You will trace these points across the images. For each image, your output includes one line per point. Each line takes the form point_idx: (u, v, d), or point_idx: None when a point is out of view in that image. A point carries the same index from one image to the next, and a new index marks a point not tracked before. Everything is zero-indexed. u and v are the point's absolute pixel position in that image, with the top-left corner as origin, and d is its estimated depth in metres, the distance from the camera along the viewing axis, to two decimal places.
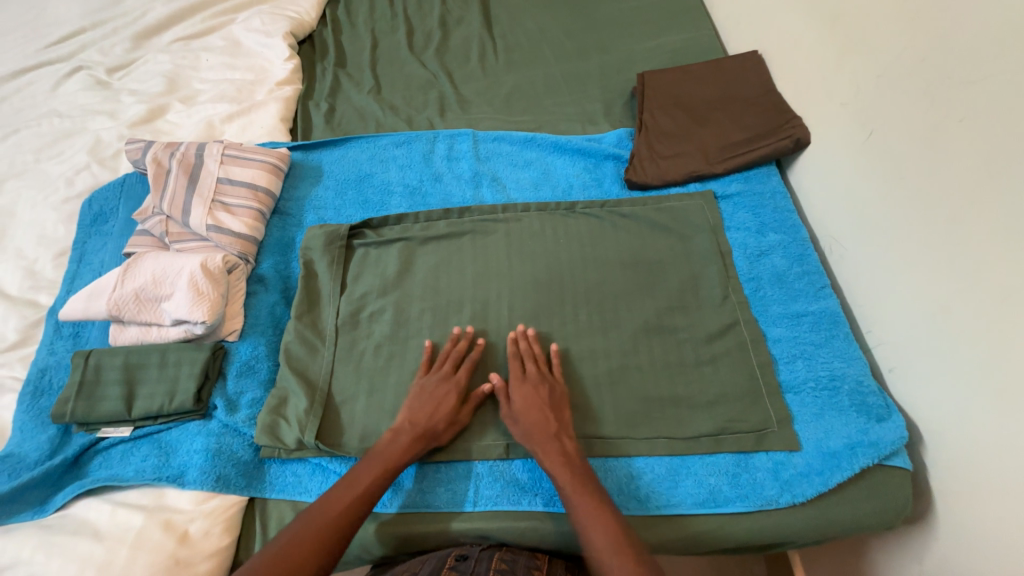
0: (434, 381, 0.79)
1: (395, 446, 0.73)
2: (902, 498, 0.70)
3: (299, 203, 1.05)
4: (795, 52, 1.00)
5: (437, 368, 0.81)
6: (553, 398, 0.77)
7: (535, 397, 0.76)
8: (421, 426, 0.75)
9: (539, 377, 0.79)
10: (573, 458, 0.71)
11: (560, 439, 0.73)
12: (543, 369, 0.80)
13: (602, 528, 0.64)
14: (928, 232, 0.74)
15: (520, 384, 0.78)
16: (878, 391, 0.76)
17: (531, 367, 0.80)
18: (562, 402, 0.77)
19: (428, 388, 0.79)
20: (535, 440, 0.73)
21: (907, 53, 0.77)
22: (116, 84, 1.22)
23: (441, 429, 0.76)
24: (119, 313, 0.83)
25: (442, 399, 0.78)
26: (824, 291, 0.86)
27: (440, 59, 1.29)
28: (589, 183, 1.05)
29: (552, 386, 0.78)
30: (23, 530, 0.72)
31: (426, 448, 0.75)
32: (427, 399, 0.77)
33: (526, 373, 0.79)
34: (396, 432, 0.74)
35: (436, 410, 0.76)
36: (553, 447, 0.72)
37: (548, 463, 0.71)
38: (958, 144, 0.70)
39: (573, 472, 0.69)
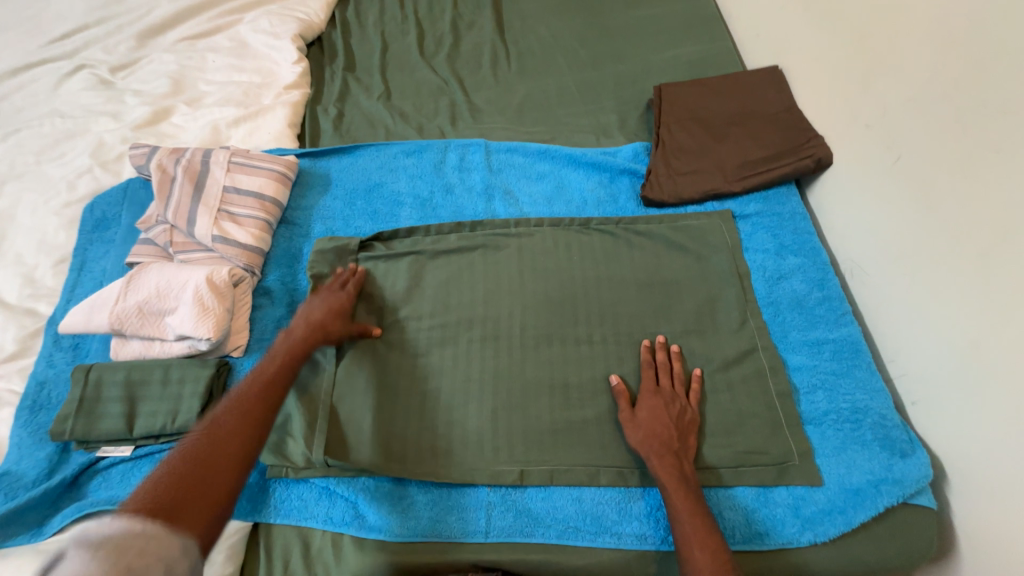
0: (321, 293, 0.85)
1: (291, 342, 0.77)
2: (925, 539, 0.68)
3: (307, 213, 1.02)
4: (818, 70, 0.98)
5: (324, 287, 0.87)
6: (681, 419, 0.75)
7: (662, 412, 0.75)
8: (315, 321, 0.80)
9: (669, 393, 0.77)
10: (691, 484, 0.69)
11: (679, 460, 0.71)
12: (676, 385, 0.78)
13: (707, 553, 0.62)
14: (956, 265, 0.72)
15: (654, 395, 0.76)
16: (900, 425, 0.74)
17: (666, 383, 0.78)
18: (688, 428, 0.75)
19: (314, 298, 0.84)
20: (656, 454, 0.71)
21: (940, 78, 0.75)
22: (119, 84, 1.19)
23: (335, 324, 0.81)
24: (122, 327, 0.81)
25: (331, 304, 0.83)
26: (845, 318, 0.84)
27: (451, 64, 1.26)
28: (604, 199, 1.03)
29: (684, 408, 0.76)
30: (21, 554, 0.70)
31: (323, 341, 0.79)
32: (316, 303, 0.83)
33: (659, 387, 0.78)
34: (291, 329, 0.79)
35: (329, 311, 0.82)
36: (671, 467, 0.70)
37: (664, 479, 0.69)
38: (992, 176, 0.68)
39: (689, 499, 0.67)
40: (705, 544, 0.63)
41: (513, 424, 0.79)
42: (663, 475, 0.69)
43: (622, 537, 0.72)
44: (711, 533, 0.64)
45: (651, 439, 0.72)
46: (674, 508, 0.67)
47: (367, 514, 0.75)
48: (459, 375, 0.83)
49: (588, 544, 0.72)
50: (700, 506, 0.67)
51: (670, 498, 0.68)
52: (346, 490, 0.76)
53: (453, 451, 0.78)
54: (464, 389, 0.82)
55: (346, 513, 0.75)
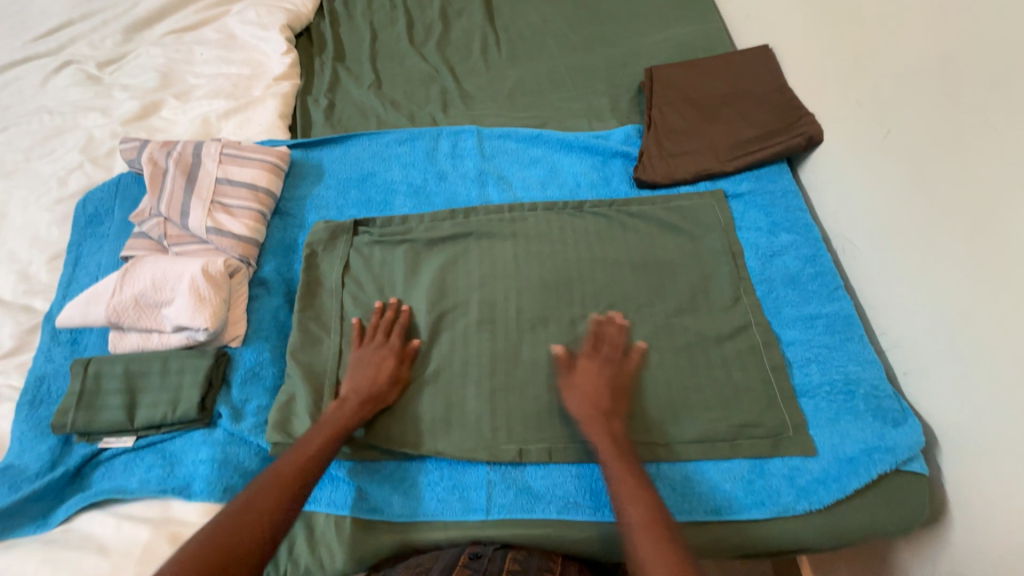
0: (370, 350, 0.81)
1: (339, 416, 0.74)
2: (918, 504, 0.70)
3: (300, 203, 1.02)
4: (807, 47, 0.98)
5: (370, 339, 0.83)
6: (616, 379, 0.77)
7: (600, 375, 0.77)
8: (365, 391, 0.77)
9: (608, 357, 0.79)
10: (620, 443, 0.71)
11: (612, 421, 0.73)
12: (613, 349, 0.80)
13: (640, 505, 0.64)
14: (948, 237, 0.72)
15: (587, 360, 0.78)
16: (892, 395, 0.76)
17: (602, 347, 0.80)
18: (623, 386, 0.77)
19: (364, 357, 0.81)
20: (591, 418, 0.73)
21: (929, 53, 0.75)
22: (107, 79, 1.18)
23: (386, 390, 0.79)
24: (119, 319, 0.81)
25: (381, 364, 0.80)
26: (837, 293, 0.85)
27: (441, 52, 1.25)
28: (597, 182, 1.03)
29: (618, 368, 0.78)
30: (28, 544, 0.71)
31: (374, 410, 0.77)
32: (367, 366, 0.80)
33: (598, 352, 0.79)
34: (342, 401, 0.76)
35: (380, 372, 0.79)
36: (604, 429, 0.72)
37: (597, 442, 0.71)
38: (981, 147, 0.68)
39: (622, 459, 0.69)
40: (638, 500, 0.65)
41: (512, 405, 0.80)
42: (596, 439, 0.71)
43: None
44: (644, 487, 0.66)
45: (586, 403, 0.75)
46: (606, 463, 0.69)
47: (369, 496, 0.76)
48: (457, 359, 0.84)
49: (589, 518, 0.73)
50: (631, 462, 0.69)
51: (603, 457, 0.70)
52: (346, 473, 0.77)
53: (454, 432, 0.79)
54: (462, 373, 0.83)
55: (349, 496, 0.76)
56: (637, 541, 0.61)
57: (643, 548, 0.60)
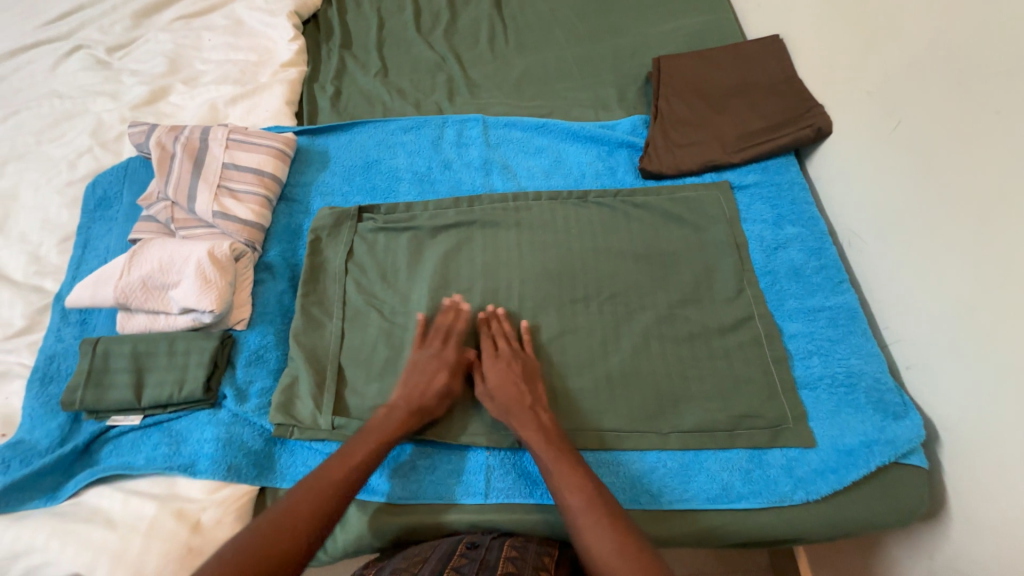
0: (425, 357, 0.79)
1: (383, 426, 0.73)
2: (917, 497, 0.70)
3: (306, 189, 1.03)
4: (818, 37, 0.97)
5: (428, 344, 0.81)
6: (526, 373, 0.78)
7: (509, 371, 0.77)
8: (415, 401, 0.75)
9: (511, 354, 0.79)
10: (554, 434, 0.72)
11: (537, 413, 0.74)
12: (514, 346, 0.81)
13: (580, 491, 0.65)
14: (954, 230, 0.72)
15: (494, 359, 0.78)
16: (894, 388, 0.75)
17: (503, 345, 0.80)
18: (534, 377, 0.78)
19: (419, 364, 0.79)
20: (515, 415, 0.73)
21: (941, 41, 0.74)
22: (116, 64, 1.19)
23: (435, 404, 0.76)
24: (127, 300, 0.82)
25: (434, 375, 0.78)
26: (842, 286, 0.85)
27: (448, 40, 1.25)
28: (602, 172, 1.03)
29: (525, 360, 0.79)
30: (38, 516, 0.73)
31: (420, 423, 0.75)
32: (420, 374, 0.78)
33: (498, 351, 0.80)
34: (391, 408, 0.75)
35: (432, 382, 0.77)
36: (531, 422, 0.72)
37: (528, 436, 0.71)
38: (992, 138, 0.67)
39: (555, 447, 0.70)
40: (577, 486, 0.66)
41: None
42: (526, 434, 0.72)
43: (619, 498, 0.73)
44: (580, 472, 0.67)
45: (502, 401, 0.75)
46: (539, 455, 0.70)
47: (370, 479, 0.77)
48: None
49: None
50: (567, 450, 0.70)
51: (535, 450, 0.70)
52: None
53: (455, 417, 0.79)
54: None
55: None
56: (580, 527, 0.63)
57: (590, 533, 0.62)
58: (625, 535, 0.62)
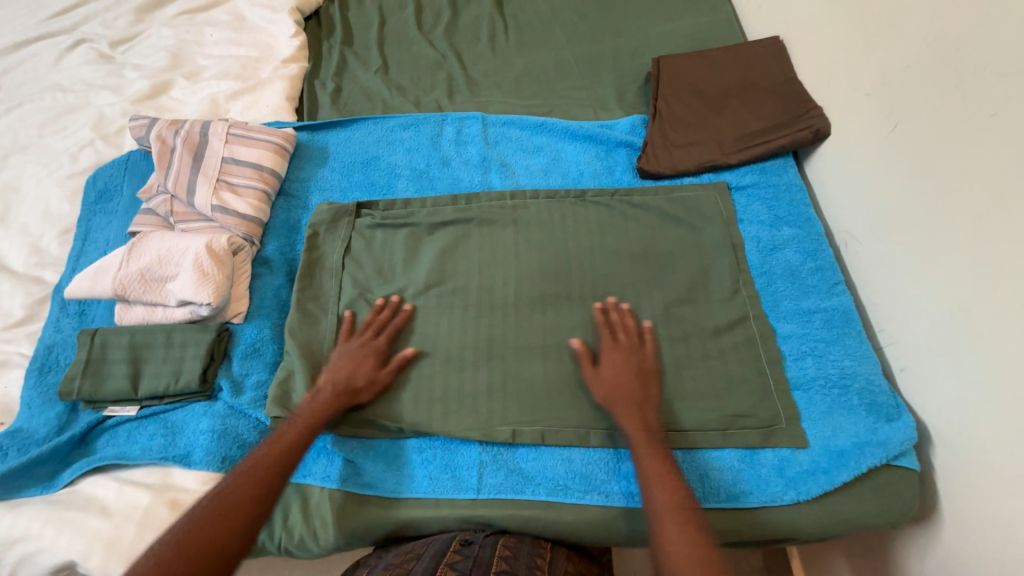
0: (354, 345, 0.81)
1: (312, 409, 0.74)
2: (908, 499, 0.70)
3: (305, 185, 1.03)
4: (818, 38, 0.96)
5: (358, 334, 0.83)
6: (642, 370, 0.77)
7: (624, 364, 0.77)
8: (341, 383, 0.76)
9: (630, 348, 0.79)
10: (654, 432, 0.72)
11: (642, 411, 0.73)
12: (634, 340, 0.80)
13: (666, 489, 0.64)
14: (948, 232, 0.72)
15: (613, 348, 0.79)
16: (887, 390, 0.75)
17: (622, 337, 0.80)
18: (649, 377, 0.77)
19: (347, 351, 0.80)
20: (621, 407, 0.74)
21: (939, 43, 0.74)
22: (119, 58, 1.19)
23: (361, 387, 0.77)
24: (125, 292, 0.83)
25: (361, 361, 0.79)
26: (837, 288, 0.85)
27: (449, 38, 1.25)
28: (600, 171, 1.03)
29: (643, 358, 0.78)
30: (34, 504, 0.73)
31: (346, 405, 0.76)
32: (347, 360, 0.79)
33: (617, 342, 0.80)
34: (316, 392, 0.76)
35: (359, 367, 0.79)
36: (633, 416, 0.73)
37: (629, 429, 0.71)
38: (988, 141, 0.67)
39: (651, 445, 0.70)
40: (666, 484, 0.65)
41: (508, 387, 0.81)
42: (628, 427, 0.72)
43: (610, 495, 0.74)
44: (671, 473, 0.66)
45: (613, 389, 0.75)
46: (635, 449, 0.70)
47: (364, 472, 0.78)
48: (454, 341, 0.85)
49: (576, 501, 0.74)
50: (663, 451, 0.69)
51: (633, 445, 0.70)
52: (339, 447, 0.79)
53: (449, 412, 0.80)
54: (459, 355, 0.83)
55: (343, 471, 0.78)
56: (658, 521, 0.61)
57: (669, 530, 0.60)
58: (705, 541, 0.59)
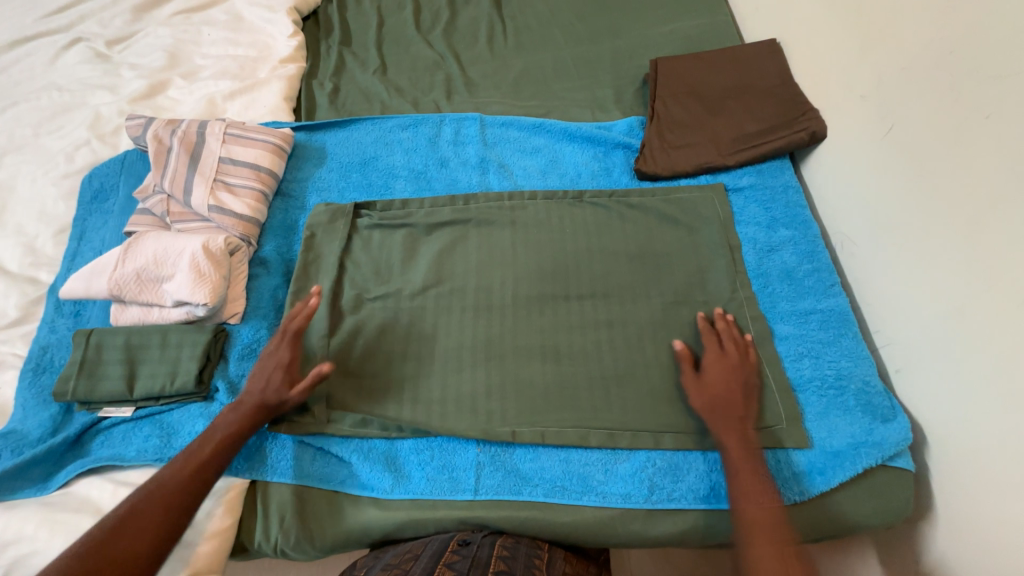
0: (268, 358, 0.77)
1: (230, 423, 0.72)
2: (904, 499, 0.70)
3: (302, 185, 1.03)
4: (815, 41, 0.97)
5: (275, 343, 0.78)
6: (747, 384, 0.75)
7: (730, 376, 0.75)
8: (253, 401, 0.74)
9: (738, 360, 0.76)
10: (756, 451, 0.70)
11: (743, 427, 0.72)
12: (739, 351, 0.77)
13: (760, 509, 0.65)
14: (945, 232, 0.72)
15: (718, 357, 0.76)
16: (883, 391, 0.76)
17: (731, 348, 0.77)
18: (752, 393, 0.75)
19: (261, 365, 0.76)
20: (721, 419, 0.72)
21: (935, 45, 0.74)
22: (115, 58, 1.19)
23: (274, 404, 0.74)
24: (121, 293, 0.82)
25: (271, 377, 0.75)
26: (834, 289, 0.85)
27: (447, 39, 1.25)
28: (598, 172, 1.03)
29: (749, 374, 0.76)
30: (27, 506, 0.73)
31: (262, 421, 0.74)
32: (259, 375, 0.75)
33: (726, 352, 0.77)
34: (233, 407, 0.74)
35: (268, 384, 0.74)
36: (735, 432, 0.71)
37: (728, 444, 0.71)
38: (984, 143, 0.68)
39: (751, 464, 0.69)
40: (762, 505, 0.65)
41: (506, 388, 0.81)
42: (728, 443, 0.71)
43: (608, 496, 0.74)
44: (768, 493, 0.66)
45: (717, 400, 0.73)
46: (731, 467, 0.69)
47: (361, 473, 0.77)
48: (453, 342, 0.85)
49: (574, 502, 0.74)
50: (759, 473, 0.68)
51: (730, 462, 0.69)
52: (336, 448, 0.78)
53: (447, 412, 0.80)
54: (457, 356, 0.83)
55: (340, 471, 0.78)
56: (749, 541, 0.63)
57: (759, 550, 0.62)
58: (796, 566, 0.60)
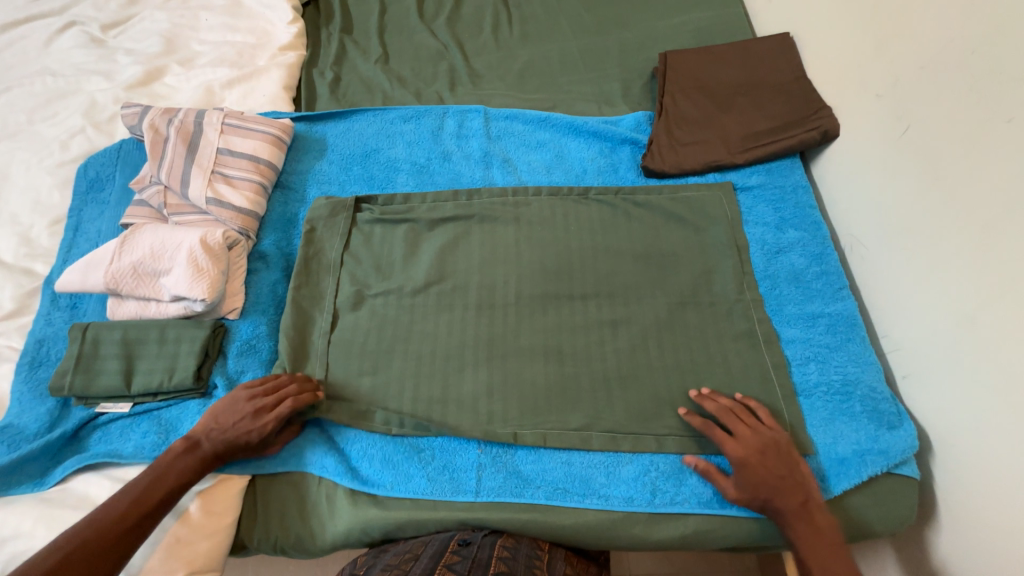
0: (245, 415, 0.71)
1: (187, 468, 0.69)
2: (909, 506, 0.70)
3: (302, 177, 1.01)
4: (830, 37, 0.94)
5: (259, 399, 0.73)
6: (784, 458, 0.68)
7: (759, 457, 0.68)
8: (218, 453, 0.71)
9: (756, 438, 0.69)
10: (825, 532, 0.64)
11: (807, 510, 0.65)
12: (750, 424, 0.71)
13: None
14: (958, 239, 0.70)
15: (736, 445, 0.69)
16: (890, 397, 0.75)
17: (742, 428, 0.70)
18: (795, 465, 0.68)
19: (237, 418, 0.71)
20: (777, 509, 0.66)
21: (955, 44, 0.72)
22: (111, 43, 1.16)
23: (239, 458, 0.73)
24: (117, 286, 0.81)
25: (243, 439, 0.71)
26: (842, 292, 0.84)
27: (451, 28, 1.22)
28: (604, 168, 1.01)
29: (777, 448, 0.69)
30: (23, 502, 0.72)
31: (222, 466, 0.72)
32: (231, 429, 0.71)
33: (739, 433, 0.70)
34: (192, 450, 0.70)
35: (238, 445, 0.71)
36: (800, 516, 0.65)
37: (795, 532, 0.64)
38: (1002, 146, 0.66)
39: (826, 549, 0.63)
40: None
41: (507, 388, 0.80)
42: (792, 532, 0.64)
43: (609, 499, 0.73)
44: None
45: (760, 491, 0.66)
46: (808, 564, 0.62)
47: (361, 466, 0.77)
48: (454, 340, 0.83)
49: (576, 505, 0.73)
50: (838, 558, 0.62)
51: (803, 557, 0.63)
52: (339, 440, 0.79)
53: (448, 412, 0.79)
54: (458, 356, 0.82)
55: (338, 462, 0.76)
56: None
57: None
58: None
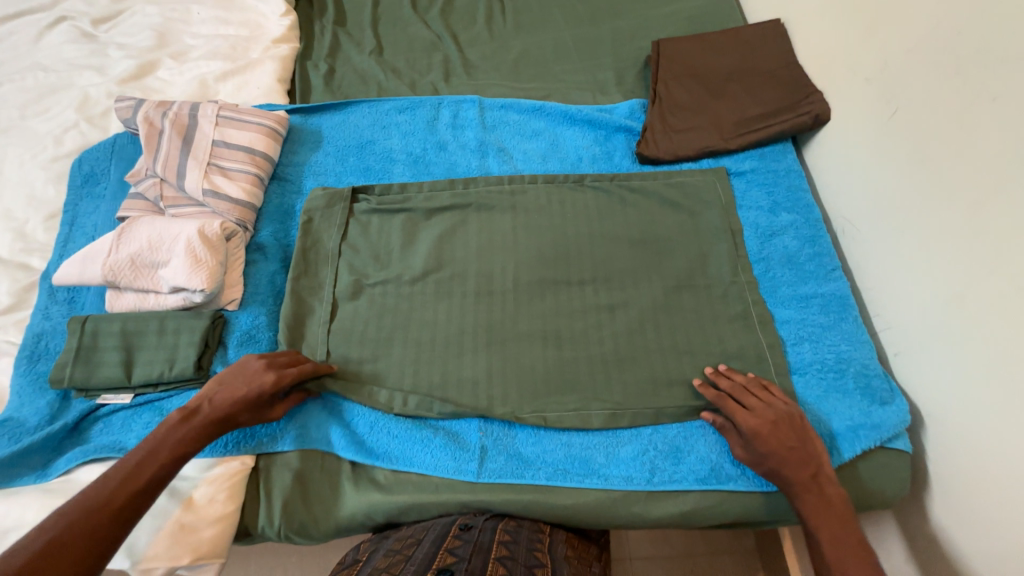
0: (254, 368, 0.72)
1: (178, 439, 0.67)
2: (901, 480, 0.72)
3: (298, 169, 1.01)
4: (820, 22, 0.95)
5: (272, 358, 0.75)
6: (797, 431, 0.68)
7: (772, 431, 0.68)
8: (219, 413, 0.69)
9: (770, 411, 0.70)
10: (835, 503, 0.64)
11: (817, 483, 0.66)
12: (767, 399, 0.72)
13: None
14: (947, 217, 0.72)
15: (749, 415, 0.70)
16: (882, 374, 0.76)
17: (753, 400, 0.72)
18: (807, 437, 0.68)
19: (243, 374, 0.72)
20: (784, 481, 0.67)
21: (941, 28, 0.73)
22: (102, 37, 1.15)
23: (241, 418, 0.71)
24: (115, 278, 0.81)
25: (251, 391, 0.71)
26: (835, 273, 0.85)
27: (444, 19, 1.22)
28: (599, 156, 1.02)
29: (790, 420, 0.69)
30: (27, 493, 0.72)
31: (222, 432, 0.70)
32: (237, 385, 0.71)
33: (751, 407, 0.71)
34: (190, 415, 0.69)
35: (243, 398, 0.70)
36: (810, 490, 0.65)
37: (804, 503, 0.65)
38: (988, 125, 0.67)
39: (834, 518, 0.63)
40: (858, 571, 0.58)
41: (507, 373, 0.81)
42: (801, 505, 0.65)
43: (609, 478, 0.74)
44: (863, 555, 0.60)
45: (770, 461, 0.67)
46: (815, 535, 0.63)
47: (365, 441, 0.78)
48: (453, 327, 0.84)
49: (576, 485, 0.74)
50: (848, 528, 0.63)
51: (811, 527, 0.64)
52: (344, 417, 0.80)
53: (448, 397, 0.79)
54: (458, 341, 0.83)
55: (343, 438, 0.78)
56: None
57: None
58: None
